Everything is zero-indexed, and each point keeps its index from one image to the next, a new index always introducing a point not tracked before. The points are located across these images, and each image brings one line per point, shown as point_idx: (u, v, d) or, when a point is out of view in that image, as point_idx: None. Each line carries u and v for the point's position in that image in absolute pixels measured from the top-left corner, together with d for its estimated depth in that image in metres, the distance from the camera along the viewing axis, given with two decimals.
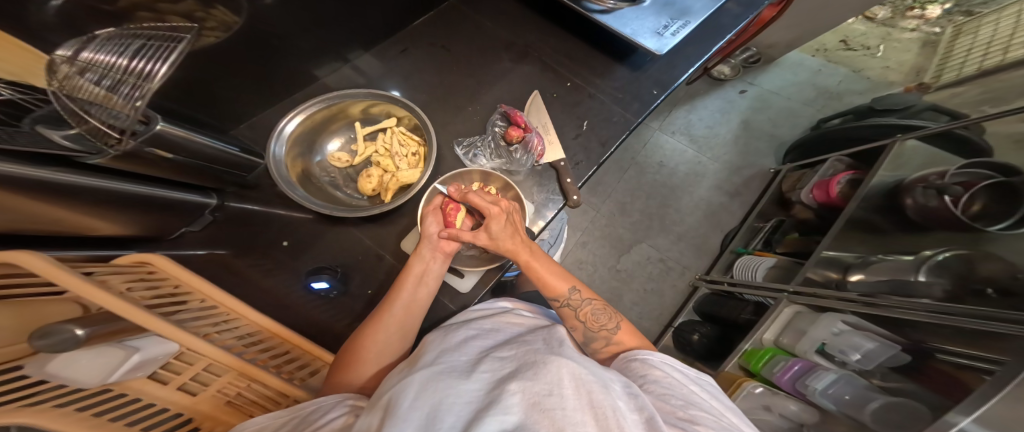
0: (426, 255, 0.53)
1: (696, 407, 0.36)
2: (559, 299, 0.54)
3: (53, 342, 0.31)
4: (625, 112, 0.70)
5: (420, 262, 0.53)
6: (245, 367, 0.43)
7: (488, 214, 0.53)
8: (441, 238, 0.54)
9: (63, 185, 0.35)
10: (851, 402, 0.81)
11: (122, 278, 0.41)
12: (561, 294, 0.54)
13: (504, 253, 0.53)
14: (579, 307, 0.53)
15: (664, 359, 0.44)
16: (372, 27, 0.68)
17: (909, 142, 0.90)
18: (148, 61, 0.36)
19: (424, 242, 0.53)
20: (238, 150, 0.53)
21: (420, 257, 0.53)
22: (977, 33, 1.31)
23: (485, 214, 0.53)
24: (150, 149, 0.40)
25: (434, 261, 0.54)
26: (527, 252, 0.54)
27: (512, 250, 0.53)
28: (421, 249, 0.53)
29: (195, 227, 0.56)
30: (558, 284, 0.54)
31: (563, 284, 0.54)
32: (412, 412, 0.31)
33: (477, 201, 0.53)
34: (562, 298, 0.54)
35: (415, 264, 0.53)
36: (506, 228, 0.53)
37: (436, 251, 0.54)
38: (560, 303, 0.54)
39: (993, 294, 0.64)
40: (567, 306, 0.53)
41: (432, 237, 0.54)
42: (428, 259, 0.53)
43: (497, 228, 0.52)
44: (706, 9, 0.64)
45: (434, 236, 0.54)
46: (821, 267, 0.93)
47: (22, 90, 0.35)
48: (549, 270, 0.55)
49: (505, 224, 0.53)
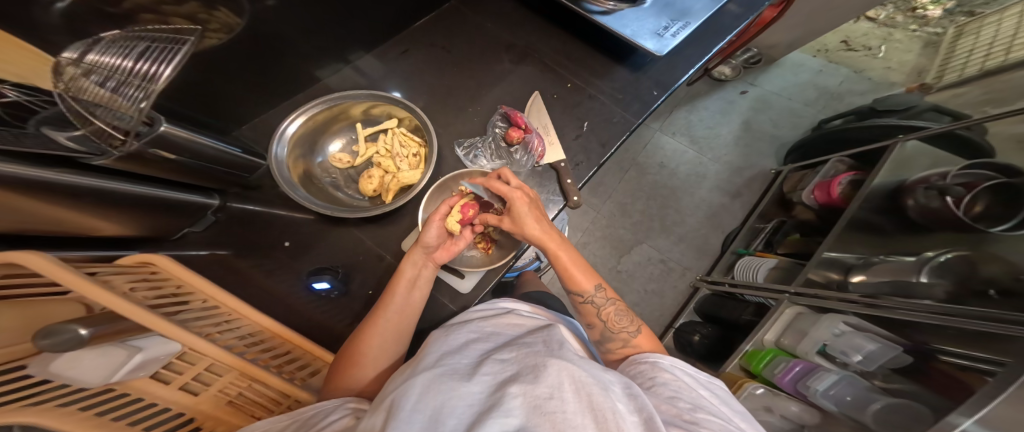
0: (417, 261, 0.53)
1: (703, 411, 0.36)
2: (583, 295, 0.53)
3: (56, 342, 0.32)
4: (625, 112, 0.70)
5: (411, 267, 0.53)
6: (246, 367, 0.43)
7: (512, 199, 0.53)
8: (438, 248, 0.54)
9: (67, 186, 0.36)
10: (853, 404, 0.80)
11: (126, 277, 0.41)
12: (586, 291, 0.53)
13: (531, 238, 0.53)
14: (602, 306, 0.53)
15: (675, 362, 0.44)
16: (373, 28, 0.68)
17: (910, 144, 0.90)
18: (153, 63, 0.37)
19: (419, 248, 0.53)
20: (240, 151, 0.54)
21: (412, 261, 0.53)
22: (979, 33, 1.31)
23: (508, 199, 0.53)
24: (155, 150, 0.40)
25: (425, 267, 0.54)
26: (556, 241, 0.54)
27: (540, 239, 0.53)
28: (413, 255, 0.53)
29: (199, 227, 0.57)
30: (584, 281, 0.53)
31: (588, 281, 0.53)
32: (415, 414, 0.32)
33: (498, 187, 0.53)
34: (585, 294, 0.53)
35: (407, 268, 0.52)
36: (533, 214, 0.53)
37: (427, 259, 0.54)
38: (584, 299, 0.54)
39: (994, 294, 0.63)
40: (590, 303, 0.53)
41: (429, 245, 0.53)
42: (420, 264, 0.53)
43: (523, 211, 0.53)
44: (707, 10, 0.64)
45: (429, 246, 0.53)
46: (822, 268, 0.93)
47: (29, 92, 0.35)
48: (576, 263, 0.54)
49: (531, 209, 0.53)
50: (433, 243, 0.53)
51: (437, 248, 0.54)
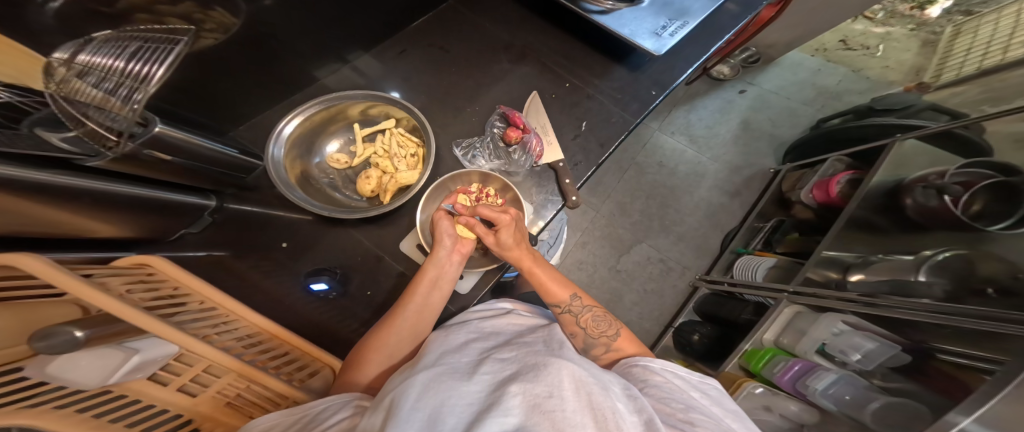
0: (442, 260, 0.53)
1: (695, 410, 0.36)
2: (560, 305, 0.53)
3: (53, 344, 0.31)
4: (623, 112, 0.70)
5: (435, 267, 0.52)
6: (245, 368, 0.43)
7: (499, 222, 0.53)
8: (457, 242, 0.55)
9: (59, 187, 0.35)
10: (852, 403, 0.80)
11: (122, 279, 0.41)
12: (563, 301, 0.53)
13: (507, 257, 0.54)
14: (580, 314, 0.53)
15: (666, 365, 0.43)
16: (371, 27, 0.68)
17: (908, 142, 0.90)
18: (145, 63, 0.38)
19: (440, 246, 0.53)
20: (236, 151, 0.54)
21: (435, 261, 0.53)
22: (977, 32, 1.31)
23: (496, 221, 0.53)
24: (149, 152, 0.40)
25: (449, 265, 0.54)
26: (530, 259, 0.54)
27: (512, 257, 0.54)
28: (438, 253, 0.53)
29: (196, 228, 0.57)
30: (559, 291, 0.54)
31: (563, 290, 0.54)
32: (415, 412, 0.31)
33: (487, 212, 0.52)
34: (563, 304, 0.53)
35: (430, 269, 0.52)
36: (514, 237, 0.53)
37: (452, 256, 0.54)
38: (562, 309, 0.53)
39: (993, 293, 0.63)
40: (568, 312, 0.53)
41: (447, 243, 0.53)
42: (443, 263, 0.53)
43: (506, 237, 0.53)
44: (705, 9, 0.64)
45: (449, 240, 0.54)
46: (821, 267, 0.93)
47: (20, 92, 0.34)
48: (550, 276, 0.55)
49: (514, 233, 0.53)
50: (451, 240, 0.54)
51: (455, 242, 0.55)
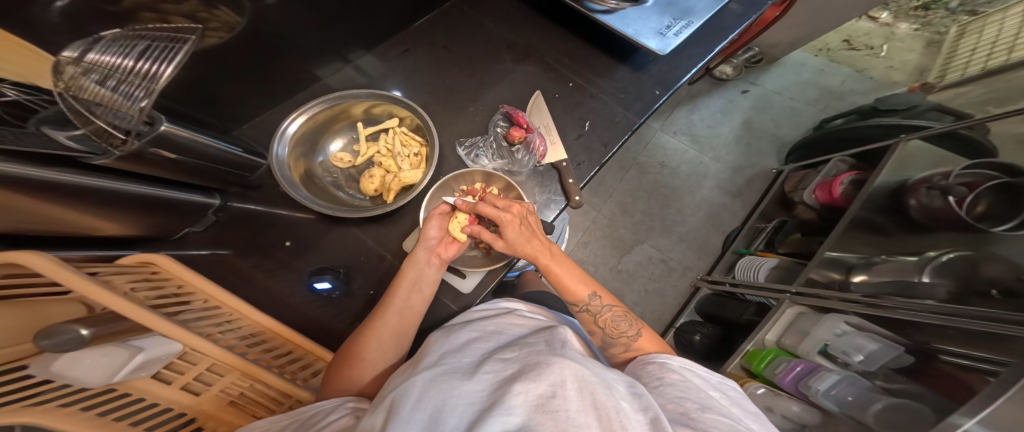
0: (421, 261, 0.53)
1: (712, 410, 0.36)
2: (577, 304, 0.53)
3: (57, 342, 0.31)
4: (627, 112, 0.69)
5: (413, 268, 0.52)
6: (248, 367, 0.43)
7: (501, 221, 0.52)
8: (439, 244, 0.54)
9: (66, 186, 0.35)
10: (854, 404, 0.80)
11: (126, 278, 0.41)
12: (582, 300, 0.53)
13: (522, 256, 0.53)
14: (599, 313, 0.52)
15: (684, 363, 0.43)
16: (374, 26, 0.68)
17: (913, 142, 0.89)
18: (153, 62, 0.36)
19: (421, 246, 0.53)
20: (241, 150, 0.54)
21: (413, 262, 0.52)
22: (982, 32, 1.30)
23: (499, 221, 0.52)
24: (155, 149, 0.41)
25: (428, 266, 0.53)
26: (547, 256, 0.53)
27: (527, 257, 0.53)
28: (416, 254, 0.53)
29: (200, 227, 0.57)
30: (578, 289, 0.53)
31: (581, 288, 0.53)
32: (415, 413, 0.32)
33: (488, 210, 0.52)
34: (581, 303, 0.53)
35: (409, 269, 0.52)
36: (523, 235, 0.52)
37: (432, 258, 0.53)
38: (580, 308, 0.53)
39: (996, 294, 0.63)
40: (586, 311, 0.53)
41: (428, 243, 0.53)
42: (423, 265, 0.53)
43: (514, 235, 0.52)
44: (709, 9, 0.63)
45: (431, 241, 0.54)
46: (825, 268, 0.92)
47: (29, 91, 0.35)
48: (569, 274, 0.53)
49: (522, 230, 0.52)
50: (434, 241, 0.54)
51: (439, 243, 0.54)
